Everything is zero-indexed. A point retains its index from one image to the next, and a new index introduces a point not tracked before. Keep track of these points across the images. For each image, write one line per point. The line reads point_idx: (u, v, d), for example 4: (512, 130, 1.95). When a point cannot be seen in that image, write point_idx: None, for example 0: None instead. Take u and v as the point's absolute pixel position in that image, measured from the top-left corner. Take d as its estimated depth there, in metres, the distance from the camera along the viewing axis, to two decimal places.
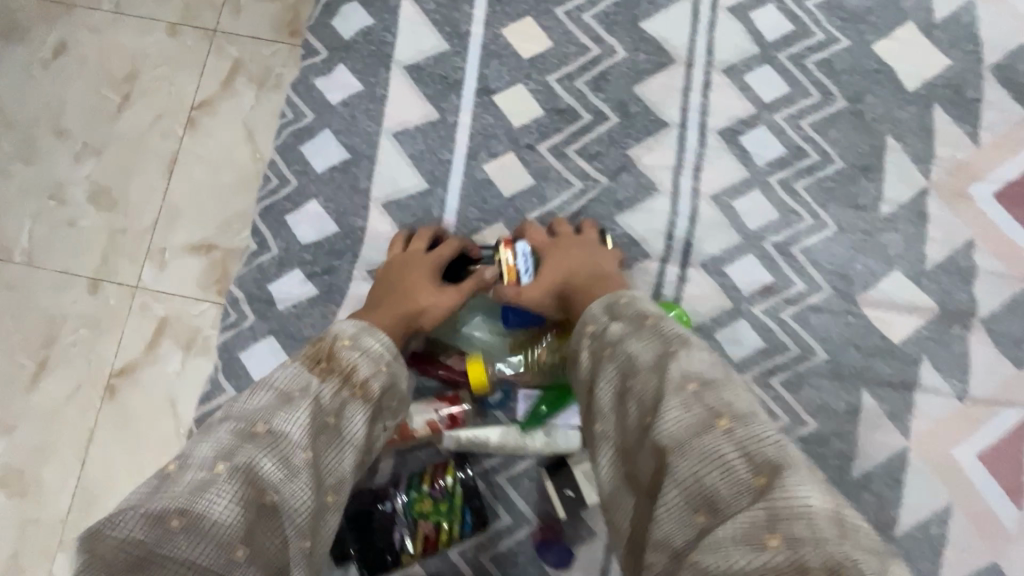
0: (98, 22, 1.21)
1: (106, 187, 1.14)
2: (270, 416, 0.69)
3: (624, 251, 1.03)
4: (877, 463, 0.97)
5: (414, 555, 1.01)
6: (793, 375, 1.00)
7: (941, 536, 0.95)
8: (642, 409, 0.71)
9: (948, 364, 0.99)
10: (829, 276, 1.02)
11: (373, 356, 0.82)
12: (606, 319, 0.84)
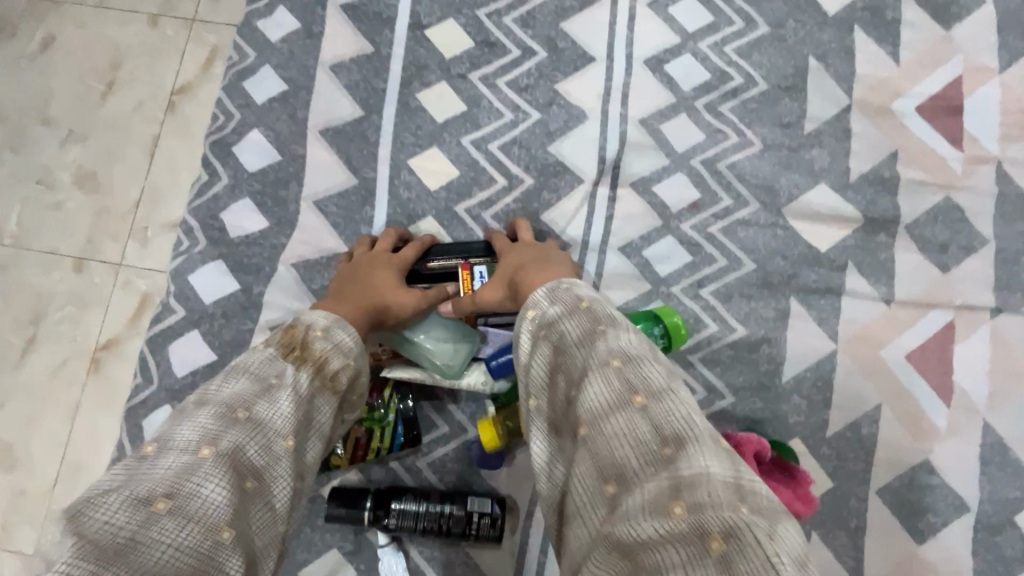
0: (84, 16, 1.26)
1: (91, 170, 1.18)
2: (246, 400, 0.64)
3: (555, 176, 0.99)
4: (844, 410, 0.93)
5: (343, 459, 0.92)
6: (744, 309, 0.95)
7: (879, 451, 0.91)
8: (566, 382, 0.64)
9: (873, 270, 0.96)
10: (754, 190, 0.98)
11: (342, 347, 0.77)
12: (543, 298, 0.74)
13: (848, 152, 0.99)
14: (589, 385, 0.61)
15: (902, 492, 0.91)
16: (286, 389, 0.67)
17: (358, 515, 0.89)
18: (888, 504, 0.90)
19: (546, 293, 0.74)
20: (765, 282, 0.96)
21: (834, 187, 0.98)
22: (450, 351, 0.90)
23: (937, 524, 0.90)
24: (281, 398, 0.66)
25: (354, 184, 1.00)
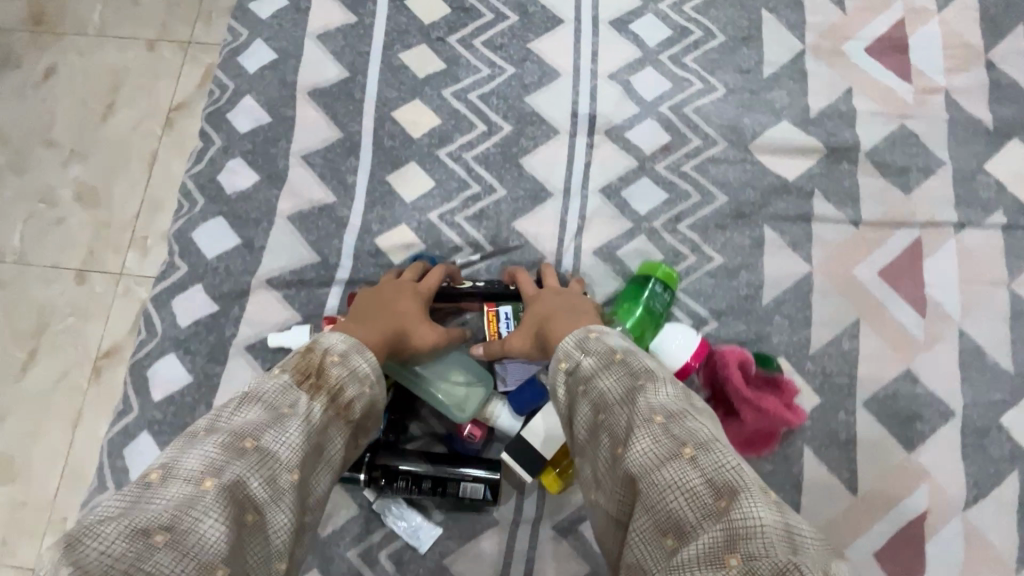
0: (83, 44, 1.32)
1: (93, 186, 1.23)
2: (249, 429, 0.51)
3: (518, 133, 0.77)
4: (927, 420, 0.62)
5: None
6: (738, 272, 0.68)
7: (948, 446, 0.61)
8: (607, 441, 0.53)
9: (899, 210, 0.69)
10: (720, 130, 0.73)
11: (358, 373, 0.59)
12: (577, 352, 0.58)
13: (807, 91, 0.74)
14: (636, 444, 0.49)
15: None
16: (307, 409, 0.55)
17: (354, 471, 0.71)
18: None
19: (579, 354, 0.58)
20: (796, 221, 0.70)
21: (880, 112, 0.73)
22: (460, 397, 0.72)
23: None
24: (297, 423, 0.53)
25: (338, 139, 0.78)
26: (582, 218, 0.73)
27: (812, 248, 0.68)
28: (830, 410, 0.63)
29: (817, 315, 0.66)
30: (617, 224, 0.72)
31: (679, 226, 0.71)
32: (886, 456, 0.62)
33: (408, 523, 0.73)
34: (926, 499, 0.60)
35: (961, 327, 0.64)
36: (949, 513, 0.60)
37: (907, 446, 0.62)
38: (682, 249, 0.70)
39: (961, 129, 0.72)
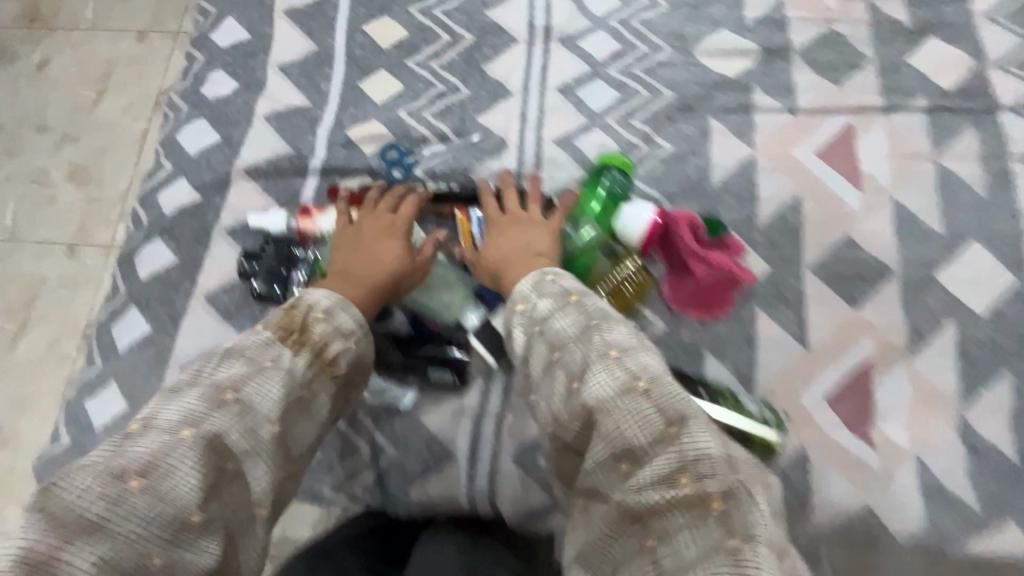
0: (75, 37, 1.37)
1: (84, 166, 1.27)
2: (229, 384, 0.39)
3: (459, 29, 0.69)
4: (900, 303, 0.60)
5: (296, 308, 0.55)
6: (694, 170, 0.65)
7: (923, 332, 0.59)
8: (554, 378, 0.41)
9: (847, 102, 0.67)
10: (665, 36, 0.70)
11: (345, 329, 0.47)
12: (534, 296, 0.46)
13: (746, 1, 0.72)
14: (594, 379, 0.39)
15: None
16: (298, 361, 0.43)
17: None
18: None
19: (533, 299, 0.46)
20: (754, 109, 0.67)
21: (811, 18, 0.71)
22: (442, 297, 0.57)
23: None
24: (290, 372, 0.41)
25: (247, 38, 0.66)
26: (540, 113, 0.66)
27: (754, 133, 0.66)
28: (779, 275, 0.61)
29: (764, 194, 0.64)
30: (575, 117, 0.66)
31: (632, 120, 0.66)
32: (834, 311, 0.60)
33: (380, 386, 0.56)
34: (870, 349, 0.58)
35: (891, 195, 0.64)
36: (892, 360, 0.58)
37: (849, 302, 0.60)
38: (635, 141, 0.66)
39: (918, 11, 0.71)
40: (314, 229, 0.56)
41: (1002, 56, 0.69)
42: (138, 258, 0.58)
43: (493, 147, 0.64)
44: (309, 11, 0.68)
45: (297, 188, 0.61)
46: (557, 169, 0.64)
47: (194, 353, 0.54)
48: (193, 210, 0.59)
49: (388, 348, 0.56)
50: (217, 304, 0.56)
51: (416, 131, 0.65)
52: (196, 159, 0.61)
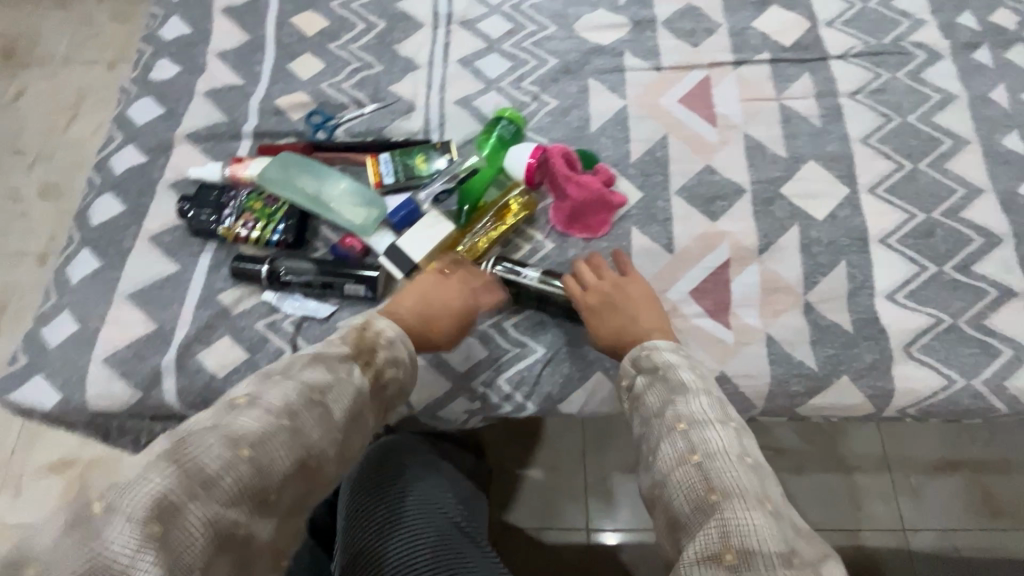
0: (49, 71, 1.50)
1: (56, 183, 1.37)
2: (297, 391, 0.44)
3: (372, 19, 0.80)
4: (752, 216, 0.70)
5: (231, 241, 0.64)
6: (576, 121, 0.76)
7: (772, 238, 0.69)
8: (639, 446, 0.49)
9: (704, 60, 0.79)
10: (551, 15, 0.82)
11: (394, 346, 0.52)
12: (635, 371, 0.53)
13: None
14: (663, 450, 0.45)
15: (869, 315, 0.64)
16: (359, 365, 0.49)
17: (250, 269, 0.62)
18: (872, 335, 0.63)
19: (637, 375, 0.53)
20: (627, 70, 0.79)
21: None
22: (351, 210, 0.65)
23: (920, 341, 0.63)
24: (353, 382, 0.48)
25: (188, 33, 0.78)
26: (443, 80, 0.77)
27: (626, 88, 0.77)
28: (649, 199, 0.71)
29: (637, 136, 0.75)
30: (473, 83, 0.77)
31: (523, 84, 0.78)
32: (697, 225, 0.70)
33: (298, 303, 0.63)
34: (728, 252, 0.68)
35: (743, 129, 0.75)
36: (747, 261, 0.68)
37: (709, 217, 0.70)
38: (526, 100, 0.77)
39: None
40: (245, 173, 0.66)
41: (833, 15, 0.82)
42: (91, 210, 0.66)
43: (403, 110, 0.75)
44: (244, 8, 0.79)
45: (231, 149, 0.71)
46: (459, 125, 0.75)
47: (137, 283, 0.62)
48: (140, 169, 0.69)
49: (305, 267, 0.63)
50: (159, 242, 0.64)
51: (336, 101, 0.75)
52: (143, 129, 0.71)
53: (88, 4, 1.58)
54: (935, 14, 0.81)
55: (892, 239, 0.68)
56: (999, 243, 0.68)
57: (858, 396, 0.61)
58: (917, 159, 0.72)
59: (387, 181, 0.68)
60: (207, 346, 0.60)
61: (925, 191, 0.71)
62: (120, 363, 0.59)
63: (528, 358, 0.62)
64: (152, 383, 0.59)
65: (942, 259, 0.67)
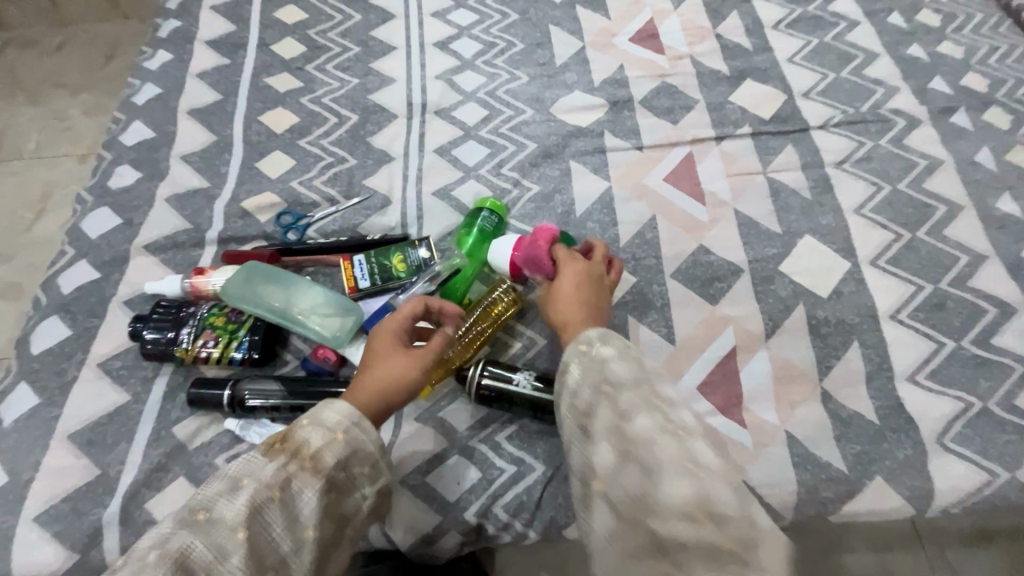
0: (18, 166, 1.48)
1: (17, 283, 1.31)
2: (217, 544, 0.40)
3: (346, 113, 0.78)
4: (753, 296, 0.66)
5: (190, 362, 0.58)
6: (559, 205, 0.73)
7: (777, 320, 0.64)
8: (595, 390, 0.44)
9: (685, 137, 0.78)
10: (527, 100, 0.81)
11: (359, 454, 0.46)
12: (599, 341, 0.47)
13: (592, 68, 0.85)
14: (637, 412, 0.42)
15: (893, 400, 0.59)
16: (305, 491, 0.43)
17: (211, 394, 0.56)
18: (901, 422, 0.58)
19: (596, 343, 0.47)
20: (608, 150, 0.77)
21: (648, 74, 0.84)
22: (320, 319, 0.59)
23: (952, 428, 0.57)
24: (301, 515, 0.43)
25: (152, 137, 0.74)
26: (419, 171, 0.74)
27: (609, 169, 0.75)
28: (644, 284, 0.67)
29: (624, 218, 0.72)
30: (451, 171, 0.75)
31: (503, 170, 0.75)
32: (697, 311, 0.65)
33: (264, 429, 0.56)
34: (733, 339, 0.64)
35: (732, 205, 0.72)
36: (755, 348, 0.63)
37: (709, 301, 0.66)
38: (506, 186, 0.74)
39: (735, 62, 0.85)
40: (206, 286, 0.61)
41: (808, 87, 0.82)
42: (32, 336, 0.60)
43: (379, 205, 0.71)
44: (211, 108, 0.77)
45: (194, 257, 0.66)
46: (439, 217, 0.71)
47: (80, 419, 0.55)
48: (92, 287, 0.63)
49: (272, 388, 0.56)
50: (109, 370, 0.58)
51: (308, 199, 0.72)
52: (97, 242, 0.66)
53: (62, 101, 1.59)
54: (907, 81, 0.82)
55: (903, 314, 0.64)
56: (1014, 312, 0.64)
57: (897, 498, 0.54)
58: (915, 227, 0.70)
59: (362, 285, 0.63)
60: (158, 491, 0.52)
61: (928, 261, 0.68)
62: (54, 521, 0.51)
63: (527, 477, 0.56)
64: (91, 542, 0.50)
65: (959, 333, 0.63)
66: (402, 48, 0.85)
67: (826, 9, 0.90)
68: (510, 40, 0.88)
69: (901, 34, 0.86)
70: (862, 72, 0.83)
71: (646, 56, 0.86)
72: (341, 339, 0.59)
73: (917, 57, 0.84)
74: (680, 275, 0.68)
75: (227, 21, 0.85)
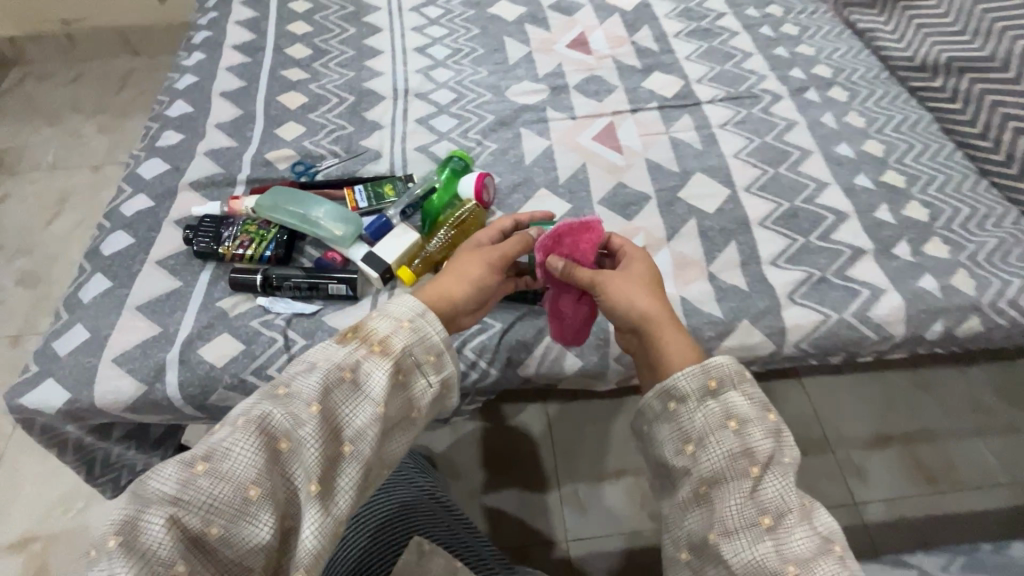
0: (36, 176, 1.65)
1: (34, 272, 1.45)
2: (296, 414, 0.50)
3: (345, 95, 1.00)
4: (658, 213, 0.88)
5: (228, 259, 0.76)
6: (512, 157, 0.95)
7: (676, 228, 0.86)
8: (730, 447, 0.53)
9: (608, 110, 1.02)
10: (487, 87, 1.05)
11: (424, 342, 0.57)
12: (732, 387, 0.56)
13: (537, 65, 1.10)
14: (768, 476, 0.52)
15: (758, 276, 0.80)
16: (375, 372, 0.53)
17: (246, 278, 0.73)
18: (763, 289, 0.78)
19: (729, 388, 0.56)
20: (549, 120, 1.00)
21: (580, 69, 1.09)
22: (330, 223, 0.77)
23: (798, 290, 0.78)
24: (367, 394, 0.52)
25: (190, 111, 0.95)
26: (403, 135, 0.96)
27: (549, 133, 0.98)
28: (577, 209, 0.89)
29: (562, 165, 0.94)
30: (428, 135, 0.96)
31: (468, 134, 0.97)
32: (617, 225, 0.87)
33: (287, 303, 0.73)
34: (642, 241, 0.85)
35: (643, 155, 0.95)
36: (659, 247, 0.84)
37: (625, 218, 0.87)
38: (471, 145, 0.96)
39: (645, 60, 1.11)
40: (241, 207, 0.80)
41: (700, 75, 1.08)
42: (103, 244, 0.77)
43: (372, 158, 0.92)
44: (237, 92, 0.98)
45: (228, 192, 0.85)
46: (419, 165, 0.92)
47: (144, 296, 0.72)
48: (148, 210, 0.81)
49: (293, 273, 0.74)
50: (165, 265, 0.75)
51: (316, 154, 0.92)
52: (151, 181, 0.85)
53: (77, 123, 1.78)
54: (772, 71, 1.08)
55: (767, 221, 0.87)
56: (846, 217, 0.87)
57: (759, 335, 0.75)
58: (776, 166, 0.94)
59: (362, 206, 0.83)
60: (207, 341, 0.69)
61: (785, 187, 0.91)
62: (127, 361, 0.67)
63: (489, 331, 0.73)
64: (156, 376, 0.66)
65: (807, 233, 0.85)
66: (388, 51, 1.09)
67: (714, 24, 1.18)
68: (473, 46, 1.12)
69: (769, 40, 1.14)
70: (740, 65, 1.09)
71: (578, 56, 1.11)
72: (345, 240, 0.78)
73: (780, 55, 1.11)
74: (604, 202, 0.89)
75: (248, 32, 1.09)
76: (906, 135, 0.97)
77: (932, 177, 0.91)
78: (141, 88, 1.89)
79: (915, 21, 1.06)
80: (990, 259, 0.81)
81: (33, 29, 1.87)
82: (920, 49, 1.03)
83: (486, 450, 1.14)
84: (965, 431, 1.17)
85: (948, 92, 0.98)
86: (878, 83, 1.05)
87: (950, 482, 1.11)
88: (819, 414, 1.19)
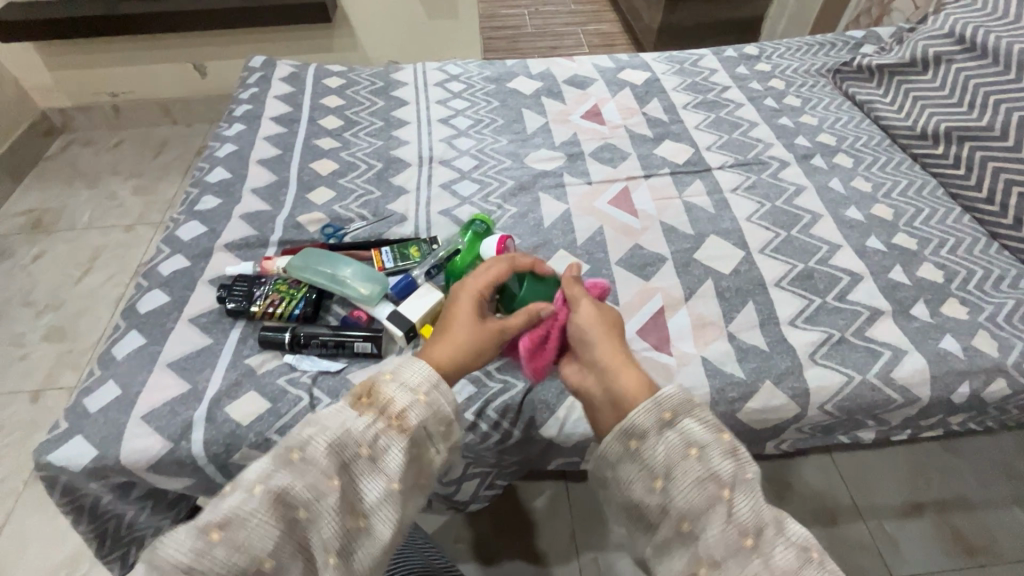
0: (72, 235, 1.73)
1: (61, 327, 1.48)
2: (312, 490, 0.44)
3: (374, 163, 1.07)
4: (676, 273, 0.90)
5: (258, 319, 0.78)
6: (532, 219, 0.99)
7: (694, 287, 0.88)
8: (697, 476, 0.46)
9: (621, 174, 1.07)
10: (507, 154, 1.11)
11: (438, 416, 0.50)
12: (685, 414, 0.49)
13: (554, 134, 1.16)
14: (741, 498, 0.46)
15: (778, 337, 0.81)
16: (391, 448, 0.47)
17: (275, 336, 0.75)
18: (782, 349, 0.79)
19: (683, 415, 0.49)
20: (567, 185, 1.05)
21: (593, 138, 1.15)
22: (358, 284, 0.79)
23: (816, 351, 0.78)
24: (385, 468, 0.47)
25: (228, 176, 1.01)
26: (428, 200, 1.01)
27: (567, 196, 1.02)
28: (596, 269, 0.91)
29: (580, 226, 0.97)
30: (451, 199, 1.01)
31: (489, 199, 1.02)
32: (635, 284, 0.88)
33: (313, 361, 0.75)
34: (661, 300, 0.86)
35: (657, 218, 0.99)
36: (678, 306, 0.85)
37: (644, 279, 0.89)
38: (492, 209, 1.00)
39: (657, 129, 1.17)
40: (273, 266, 0.84)
41: (710, 143, 1.13)
42: (139, 302, 0.81)
43: (398, 221, 0.96)
44: (273, 159, 1.05)
45: (261, 253, 0.89)
46: (443, 228, 0.96)
47: (175, 353, 0.74)
48: (184, 270, 0.85)
49: (321, 330, 0.75)
50: (197, 323, 0.78)
51: (345, 218, 0.96)
52: (188, 242, 0.89)
53: (115, 185, 1.88)
54: (778, 139, 1.14)
55: (784, 282, 0.88)
56: (862, 278, 0.88)
57: (783, 397, 0.75)
58: (789, 228, 0.96)
59: (388, 265, 0.86)
60: (234, 400, 0.70)
61: (799, 249, 0.93)
62: (156, 419, 0.68)
63: (512, 390, 0.74)
64: (183, 435, 0.67)
65: (823, 293, 0.86)
66: (414, 123, 1.16)
67: (719, 96, 1.25)
68: (493, 117, 1.20)
69: (773, 111, 1.21)
70: (747, 134, 1.15)
71: (593, 126, 1.18)
72: (370, 301, 0.79)
73: (785, 124, 1.17)
74: (622, 262, 0.91)
75: (286, 106, 1.17)
76: (913, 199, 1.00)
77: (944, 240, 0.93)
78: (177, 153, 2.01)
79: (912, 93, 1.12)
80: (1010, 320, 0.81)
81: (83, 100, 2.02)
82: (919, 119, 1.09)
83: (500, 515, 1.08)
84: (1002, 499, 1.12)
85: (951, 158, 1.02)
86: (882, 151, 1.10)
87: (993, 556, 1.05)
88: (847, 480, 1.14)
